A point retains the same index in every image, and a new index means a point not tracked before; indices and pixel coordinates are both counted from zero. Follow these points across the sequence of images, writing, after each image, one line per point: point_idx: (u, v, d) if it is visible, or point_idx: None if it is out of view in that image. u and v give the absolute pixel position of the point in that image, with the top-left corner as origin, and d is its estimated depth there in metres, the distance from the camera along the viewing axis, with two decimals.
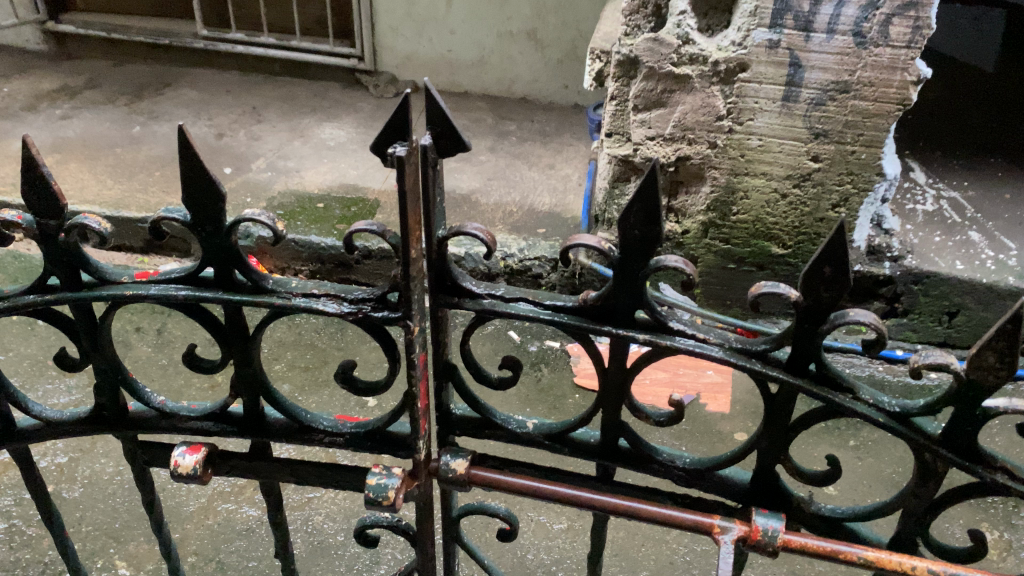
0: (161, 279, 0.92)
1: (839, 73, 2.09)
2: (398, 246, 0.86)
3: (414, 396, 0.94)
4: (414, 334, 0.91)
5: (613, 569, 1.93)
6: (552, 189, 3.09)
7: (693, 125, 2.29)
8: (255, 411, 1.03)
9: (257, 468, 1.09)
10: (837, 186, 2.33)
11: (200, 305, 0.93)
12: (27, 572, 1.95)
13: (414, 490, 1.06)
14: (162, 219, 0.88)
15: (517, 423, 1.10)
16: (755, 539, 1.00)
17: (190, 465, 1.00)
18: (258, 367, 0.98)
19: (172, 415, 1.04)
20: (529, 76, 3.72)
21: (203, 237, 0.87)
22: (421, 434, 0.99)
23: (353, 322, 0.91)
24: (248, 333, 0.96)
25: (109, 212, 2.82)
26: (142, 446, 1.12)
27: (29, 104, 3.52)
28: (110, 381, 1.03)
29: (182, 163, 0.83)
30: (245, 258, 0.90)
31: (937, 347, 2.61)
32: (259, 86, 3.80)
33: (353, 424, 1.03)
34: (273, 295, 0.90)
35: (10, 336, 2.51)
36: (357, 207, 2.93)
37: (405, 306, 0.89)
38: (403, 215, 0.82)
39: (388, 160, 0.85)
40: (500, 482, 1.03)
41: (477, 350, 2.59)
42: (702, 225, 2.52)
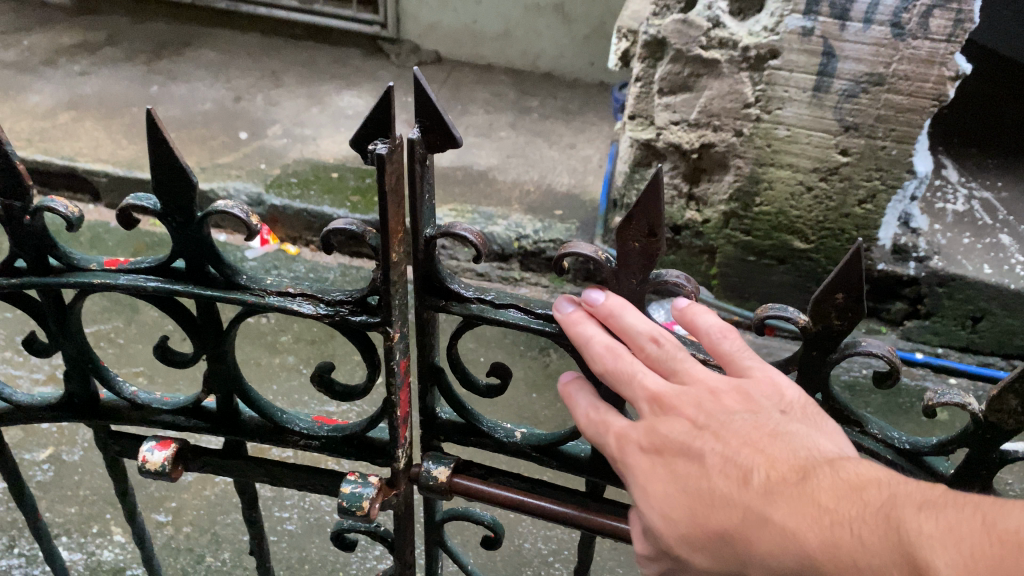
0: (131, 269, 0.87)
1: (874, 65, 2.01)
2: (379, 249, 0.79)
3: (393, 405, 0.90)
4: (394, 341, 0.85)
5: (611, 563, 1.89)
6: (571, 170, 3.03)
7: (719, 111, 2.21)
8: (228, 408, 0.98)
9: (229, 466, 1.05)
10: (865, 182, 2.25)
11: (171, 297, 0.88)
12: (23, 534, 1.94)
13: (393, 499, 1.01)
14: (130, 207, 0.81)
15: (507, 433, 1.05)
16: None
17: (159, 461, 0.97)
18: (233, 363, 0.93)
19: (143, 406, 1.00)
20: (554, 52, 3.64)
21: (173, 228, 0.82)
22: (401, 442, 0.95)
23: (330, 324, 0.86)
24: (223, 328, 0.92)
25: (122, 172, 2.80)
26: (115, 437, 1.08)
27: (49, 58, 3.48)
28: (80, 368, 0.98)
29: (150, 148, 0.78)
30: (218, 251, 0.85)
31: (958, 351, 2.54)
32: (281, 49, 3.75)
33: (331, 427, 0.98)
34: (245, 292, 0.85)
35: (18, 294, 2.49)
36: (372, 178, 2.89)
37: (385, 311, 0.83)
38: (384, 218, 0.76)
39: (367, 156, 0.76)
40: (483, 494, 0.98)
41: (486, 331, 2.56)
42: (723, 215, 2.45)
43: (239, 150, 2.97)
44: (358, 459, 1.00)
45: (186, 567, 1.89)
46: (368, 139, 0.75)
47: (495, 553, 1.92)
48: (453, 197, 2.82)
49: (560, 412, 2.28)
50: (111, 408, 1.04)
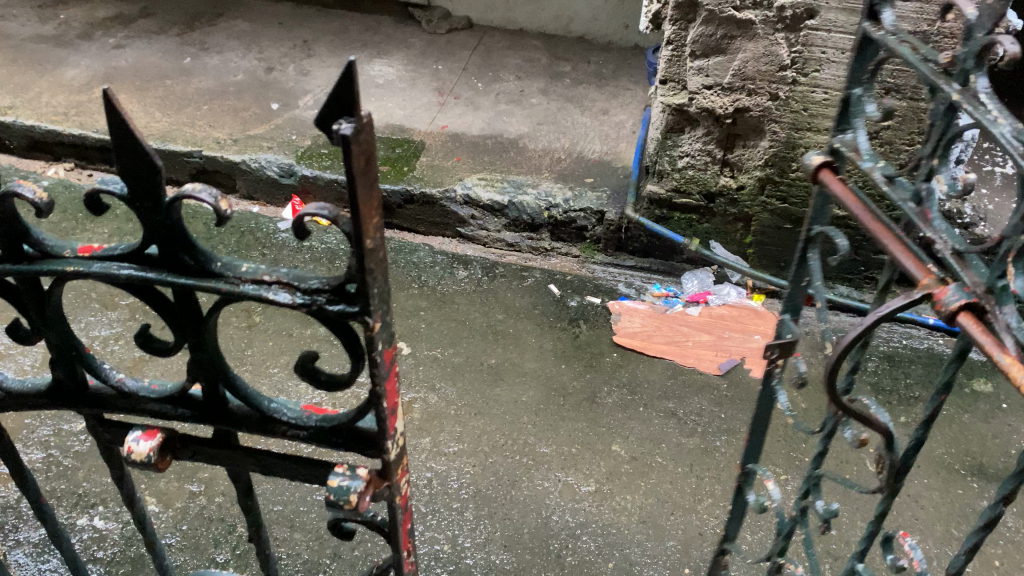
0: (104, 256, 0.86)
1: (917, 24, 1.92)
2: (352, 236, 0.77)
3: (379, 396, 0.89)
4: (374, 331, 0.83)
5: (639, 536, 1.86)
6: (604, 136, 2.96)
7: (754, 74, 2.13)
8: (214, 396, 0.98)
9: (221, 454, 1.06)
10: (907, 146, 2.16)
11: (145, 285, 0.87)
12: (61, 503, 1.91)
13: (384, 490, 1.00)
14: (97, 190, 0.81)
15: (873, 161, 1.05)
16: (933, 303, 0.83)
17: (145, 452, 0.99)
18: (216, 352, 0.92)
19: (131, 394, 0.99)
20: (588, 15, 3.55)
21: (142, 214, 0.80)
22: (389, 434, 0.94)
23: (306, 313, 0.83)
24: (204, 316, 0.91)
25: (156, 145, 2.81)
26: (104, 425, 1.09)
27: (85, 31, 3.50)
28: (65, 356, 0.98)
29: (111, 132, 0.76)
30: (192, 239, 0.83)
31: None
32: (312, 18, 3.72)
33: (319, 416, 0.96)
34: (220, 279, 0.83)
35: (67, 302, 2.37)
36: (401, 148, 2.86)
37: (363, 300, 0.81)
38: (355, 203, 0.74)
39: (333, 138, 0.72)
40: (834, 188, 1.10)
41: (516, 301, 2.54)
42: (759, 181, 2.36)
43: (270, 121, 2.97)
44: (348, 450, 0.98)
45: (218, 537, 1.84)
46: (332, 117, 0.72)
47: (522, 525, 1.87)
48: (483, 166, 2.79)
49: (589, 385, 2.25)
50: (102, 396, 1.03)
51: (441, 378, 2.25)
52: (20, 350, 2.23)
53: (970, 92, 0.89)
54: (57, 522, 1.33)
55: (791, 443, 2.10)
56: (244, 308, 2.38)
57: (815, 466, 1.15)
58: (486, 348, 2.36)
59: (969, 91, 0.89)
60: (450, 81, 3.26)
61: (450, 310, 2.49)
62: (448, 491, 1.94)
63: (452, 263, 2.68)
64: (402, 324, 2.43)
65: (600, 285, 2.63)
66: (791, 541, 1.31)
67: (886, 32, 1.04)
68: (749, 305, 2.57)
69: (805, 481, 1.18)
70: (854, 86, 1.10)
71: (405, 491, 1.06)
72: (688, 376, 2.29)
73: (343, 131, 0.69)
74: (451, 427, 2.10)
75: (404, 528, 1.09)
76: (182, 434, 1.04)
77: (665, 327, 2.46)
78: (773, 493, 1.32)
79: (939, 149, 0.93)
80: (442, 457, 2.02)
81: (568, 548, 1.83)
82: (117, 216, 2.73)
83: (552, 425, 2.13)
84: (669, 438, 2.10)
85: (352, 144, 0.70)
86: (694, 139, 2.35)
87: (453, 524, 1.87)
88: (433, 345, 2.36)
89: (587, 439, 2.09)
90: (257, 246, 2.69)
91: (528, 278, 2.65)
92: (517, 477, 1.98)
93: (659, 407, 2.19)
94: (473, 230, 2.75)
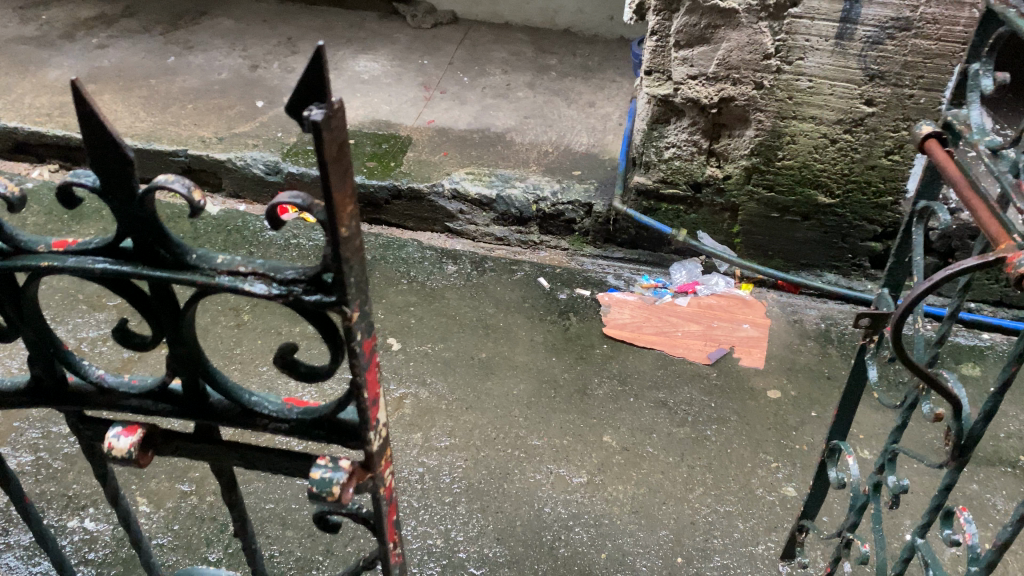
0: (78, 250, 0.85)
1: (899, 9, 1.93)
2: (326, 225, 0.77)
3: (359, 387, 0.89)
4: (352, 321, 0.83)
5: (631, 526, 1.86)
6: (591, 129, 2.96)
7: (738, 63, 2.13)
8: (194, 391, 0.97)
9: (204, 449, 1.06)
10: (892, 132, 2.16)
11: (122, 278, 0.86)
12: (51, 505, 1.89)
13: (368, 482, 1.00)
14: (69, 183, 0.80)
15: (981, 133, 1.08)
16: (1007, 265, 0.91)
17: (125, 448, 0.98)
18: (194, 345, 0.92)
19: (110, 390, 0.99)
20: (573, 7, 3.55)
21: (116, 207, 0.80)
22: (371, 425, 0.94)
23: (283, 304, 0.83)
24: (182, 309, 0.91)
25: (141, 144, 2.80)
26: (85, 423, 1.09)
27: (67, 32, 3.48)
28: (43, 353, 0.98)
29: (82, 124, 0.76)
30: (166, 231, 0.82)
31: (991, 305, 2.48)
32: (297, 15, 3.70)
33: (300, 409, 0.96)
34: (196, 272, 0.83)
35: (54, 303, 2.36)
36: (388, 144, 2.86)
37: (340, 290, 0.81)
38: (328, 191, 0.73)
39: (304, 124, 0.72)
40: (939, 155, 1.15)
41: (506, 295, 2.54)
42: (745, 170, 2.37)
43: (256, 119, 2.95)
44: (330, 442, 0.98)
45: (209, 536, 1.84)
46: (304, 103, 0.72)
47: (515, 518, 1.87)
48: (470, 160, 2.78)
49: (580, 378, 2.25)
50: (80, 393, 1.03)
51: (432, 373, 2.25)
52: (7, 353, 2.22)
53: None
54: (42, 523, 1.33)
55: (782, 430, 2.10)
56: (233, 306, 2.38)
57: (892, 439, 1.26)
58: (477, 342, 2.36)
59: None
60: (436, 77, 3.25)
61: (440, 305, 2.49)
62: (440, 485, 1.94)
63: (441, 258, 2.68)
64: (391, 319, 2.43)
65: (589, 277, 2.63)
66: (861, 515, 1.42)
67: (1005, 5, 1.05)
68: (737, 294, 2.58)
69: (880, 456, 1.29)
70: (973, 61, 1.13)
71: (389, 483, 1.06)
72: (678, 366, 2.30)
73: (313, 117, 0.69)
74: (442, 422, 2.10)
75: (390, 520, 1.08)
76: (164, 430, 1.04)
77: (655, 318, 2.46)
78: (851, 469, 1.41)
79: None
80: (434, 451, 2.02)
81: (561, 539, 1.83)
82: (103, 216, 2.71)
83: (543, 417, 2.13)
84: (660, 428, 2.10)
85: (322, 130, 0.70)
86: (680, 129, 2.35)
87: (446, 518, 1.86)
88: (423, 340, 2.36)
89: (578, 431, 2.09)
90: (245, 244, 2.68)
91: (517, 271, 2.65)
92: (509, 470, 1.98)
93: (650, 398, 2.19)
94: (462, 225, 2.75)
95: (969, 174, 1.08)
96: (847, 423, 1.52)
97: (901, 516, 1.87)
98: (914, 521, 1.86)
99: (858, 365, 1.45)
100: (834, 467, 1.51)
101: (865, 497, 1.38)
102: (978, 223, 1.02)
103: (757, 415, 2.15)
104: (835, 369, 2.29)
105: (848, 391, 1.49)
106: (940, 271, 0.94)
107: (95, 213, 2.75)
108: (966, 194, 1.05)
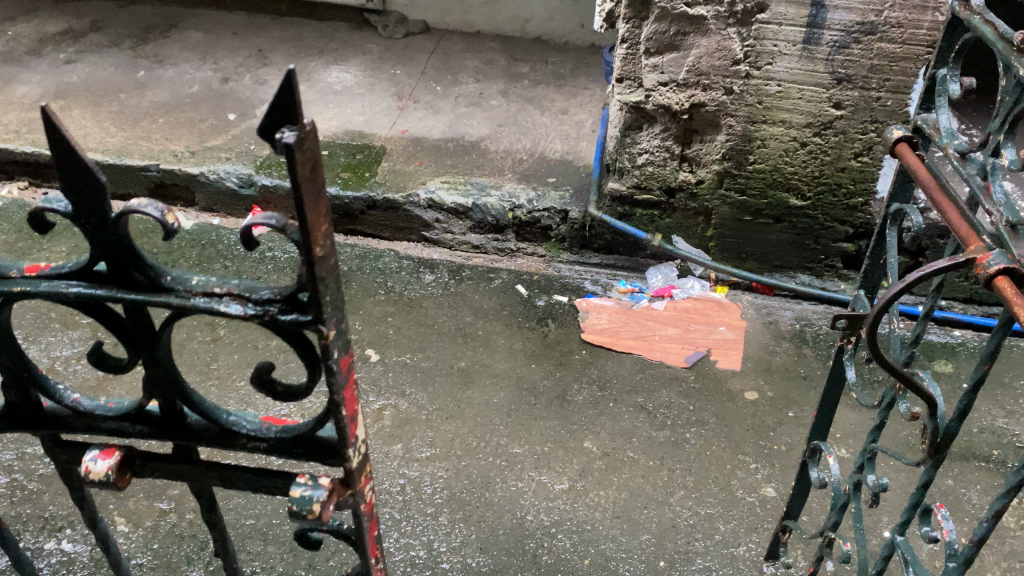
0: (51, 274, 0.85)
1: (864, 13, 1.96)
2: (300, 245, 0.77)
3: (337, 404, 0.89)
4: (329, 339, 0.83)
5: (613, 531, 1.87)
6: (564, 136, 2.98)
7: (708, 69, 2.15)
8: (172, 412, 0.97)
9: (182, 469, 1.06)
10: (860, 135, 2.19)
11: (96, 302, 0.86)
12: (27, 528, 1.86)
13: (349, 498, 1.00)
14: (42, 209, 0.80)
15: (950, 137, 1.10)
16: (976, 266, 0.92)
17: (102, 471, 0.98)
18: (171, 367, 0.92)
19: (87, 414, 0.98)
20: (544, 15, 3.56)
21: (88, 231, 0.80)
22: (350, 442, 0.94)
23: (259, 323, 0.83)
24: (157, 331, 0.90)
25: (111, 160, 2.77)
26: (61, 446, 1.08)
27: (34, 48, 3.44)
28: (17, 378, 0.97)
29: (53, 149, 0.75)
30: (141, 254, 0.82)
31: (961, 302, 2.52)
32: (267, 27, 3.69)
33: (279, 427, 0.96)
34: (171, 293, 0.83)
35: (26, 322, 2.33)
36: (363, 154, 2.85)
37: (316, 309, 0.81)
38: (302, 212, 0.74)
39: (277, 147, 0.72)
40: (909, 160, 1.17)
41: (483, 303, 2.55)
42: (717, 175, 2.39)
43: (228, 133, 2.94)
44: (309, 459, 0.98)
45: (190, 554, 1.82)
46: (276, 126, 0.72)
47: (498, 526, 1.87)
48: (445, 169, 2.78)
49: (559, 384, 2.26)
50: (56, 416, 1.02)
51: (412, 383, 2.24)
52: None
53: None
54: (17, 547, 1.31)
55: (760, 432, 2.12)
56: (208, 321, 2.36)
57: (871, 439, 1.27)
58: (456, 351, 2.36)
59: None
60: (409, 86, 3.25)
61: (418, 315, 2.49)
62: (422, 496, 1.93)
63: (418, 268, 2.68)
64: (370, 330, 2.42)
65: (566, 283, 2.64)
66: (843, 513, 1.44)
67: (970, 12, 1.07)
68: (713, 297, 2.61)
69: (861, 455, 1.30)
70: (941, 66, 1.14)
71: (369, 498, 1.06)
72: (656, 370, 2.31)
73: (286, 140, 0.69)
74: (423, 432, 2.10)
75: (371, 535, 1.08)
76: (142, 452, 1.03)
77: (632, 323, 2.48)
78: (832, 469, 1.42)
79: (1005, 125, 0.96)
80: (415, 462, 2.02)
81: (544, 546, 1.83)
82: (74, 233, 2.68)
83: (524, 425, 2.13)
84: (640, 432, 2.12)
85: (296, 152, 0.70)
86: (652, 136, 2.37)
87: (428, 529, 1.86)
88: (402, 350, 2.35)
89: (559, 437, 2.10)
90: (219, 258, 2.67)
91: (494, 279, 2.66)
92: (491, 479, 1.98)
93: (629, 402, 2.21)
94: (438, 234, 2.75)
95: (938, 176, 1.09)
96: (828, 423, 1.54)
97: (877, 514, 1.89)
98: (891, 518, 1.88)
99: (836, 367, 1.46)
100: (815, 467, 1.52)
101: (846, 497, 1.40)
102: (949, 225, 1.04)
103: (735, 417, 2.16)
104: (811, 370, 2.32)
105: (827, 392, 1.51)
106: (912, 272, 0.96)
107: (67, 230, 2.72)
108: (936, 196, 1.07)
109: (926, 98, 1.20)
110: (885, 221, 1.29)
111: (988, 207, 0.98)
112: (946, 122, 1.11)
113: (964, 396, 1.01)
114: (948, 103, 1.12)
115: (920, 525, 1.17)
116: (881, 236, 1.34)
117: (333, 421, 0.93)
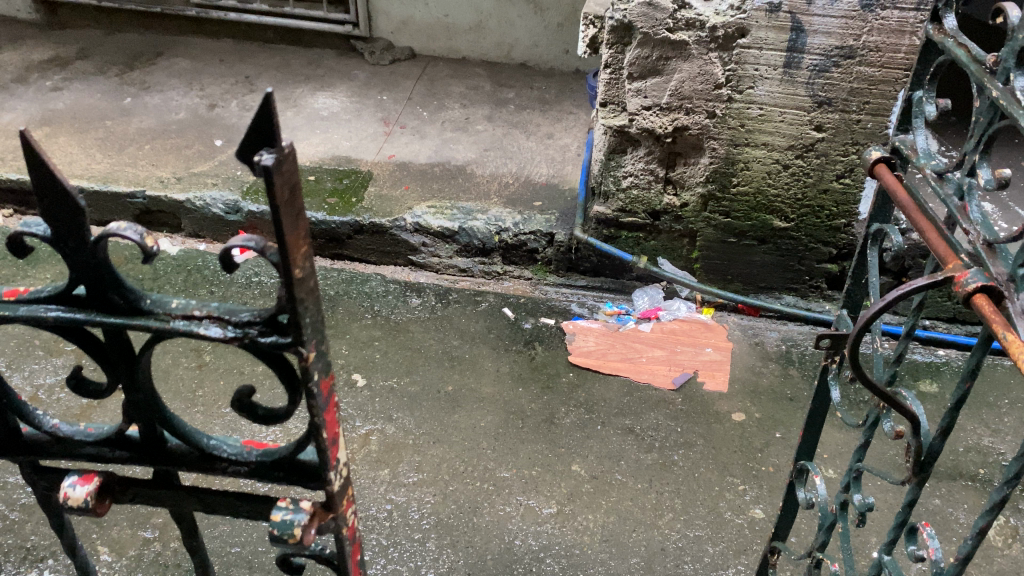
0: (30, 299, 0.85)
1: (843, 38, 2.00)
2: (279, 267, 0.77)
3: (318, 427, 0.89)
4: (309, 361, 0.83)
5: (602, 556, 1.85)
6: (550, 160, 3.00)
7: (691, 94, 2.18)
8: (151, 437, 0.97)
9: (162, 495, 1.05)
10: (842, 157, 2.22)
11: (75, 327, 0.86)
12: (7, 559, 1.83)
13: (331, 523, 0.99)
14: (20, 233, 0.80)
15: (928, 157, 1.11)
16: (955, 284, 0.93)
17: (81, 497, 0.97)
18: (151, 391, 0.92)
19: (66, 439, 0.98)
20: (529, 41, 3.60)
21: (67, 254, 0.80)
22: (332, 464, 0.94)
23: (239, 346, 0.83)
24: (137, 354, 0.90)
25: (96, 186, 2.76)
26: (40, 473, 1.07)
27: (20, 75, 3.43)
28: None
29: (34, 173, 0.76)
30: (119, 278, 0.82)
31: (945, 322, 2.54)
32: (254, 54, 3.71)
33: (260, 451, 0.96)
34: (150, 316, 0.83)
35: (8, 350, 2.31)
36: (349, 179, 2.85)
37: (296, 331, 0.81)
38: (279, 237, 0.74)
39: (255, 170, 0.73)
40: (886, 182, 1.18)
41: (470, 326, 2.55)
42: (701, 198, 2.41)
43: (214, 159, 2.94)
44: (291, 483, 0.98)
45: None
46: (254, 148, 0.73)
47: (485, 552, 1.86)
48: (432, 194, 2.79)
49: (546, 408, 2.25)
50: (34, 443, 1.02)
51: (398, 408, 2.23)
52: None
53: (1010, 90, 0.92)
54: None
55: (748, 453, 2.12)
56: (193, 347, 2.35)
57: (855, 458, 1.26)
58: (443, 375, 2.35)
59: (1007, 89, 0.92)
60: (394, 113, 3.26)
61: (404, 339, 2.48)
62: (409, 522, 1.92)
63: (405, 291, 2.68)
64: (356, 355, 2.41)
65: (553, 306, 2.65)
66: (830, 535, 1.42)
67: (944, 35, 1.09)
68: (698, 318, 2.62)
69: (846, 474, 1.30)
70: (916, 88, 1.16)
71: (353, 522, 1.05)
72: (644, 392, 2.31)
73: (266, 162, 0.70)
74: (410, 457, 2.09)
75: (354, 558, 1.07)
76: (122, 477, 1.03)
77: (619, 345, 2.48)
78: (818, 488, 1.41)
79: (980, 145, 0.97)
80: (402, 488, 2.00)
81: (530, 572, 1.82)
82: (58, 260, 2.67)
83: (511, 448, 2.12)
84: (628, 455, 2.11)
85: (274, 174, 0.71)
86: (636, 159, 2.38)
87: (415, 555, 1.85)
88: (388, 374, 2.35)
89: (546, 461, 2.09)
90: (205, 283, 2.66)
91: (482, 302, 2.66)
92: (477, 504, 1.97)
93: (616, 424, 2.20)
94: (425, 258, 2.76)
95: (915, 196, 1.11)
96: (813, 442, 1.53)
97: (864, 535, 1.90)
98: (878, 538, 1.89)
99: (822, 386, 1.46)
100: (801, 487, 1.52)
101: (832, 517, 1.39)
102: (928, 244, 1.05)
103: (722, 439, 2.16)
104: (797, 390, 2.32)
105: (812, 413, 1.50)
106: (893, 290, 0.96)
107: (51, 258, 2.70)
108: (914, 217, 1.08)
109: (904, 119, 1.21)
110: (866, 240, 1.30)
111: (965, 227, 0.99)
112: (922, 144, 1.13)
113: (946, 413, 1.01)
114: (926, 124, 1.13)
115: (907, 544, 1.16)
116: (862, 256, 1.35)
117: (312, 444, 0.92)
